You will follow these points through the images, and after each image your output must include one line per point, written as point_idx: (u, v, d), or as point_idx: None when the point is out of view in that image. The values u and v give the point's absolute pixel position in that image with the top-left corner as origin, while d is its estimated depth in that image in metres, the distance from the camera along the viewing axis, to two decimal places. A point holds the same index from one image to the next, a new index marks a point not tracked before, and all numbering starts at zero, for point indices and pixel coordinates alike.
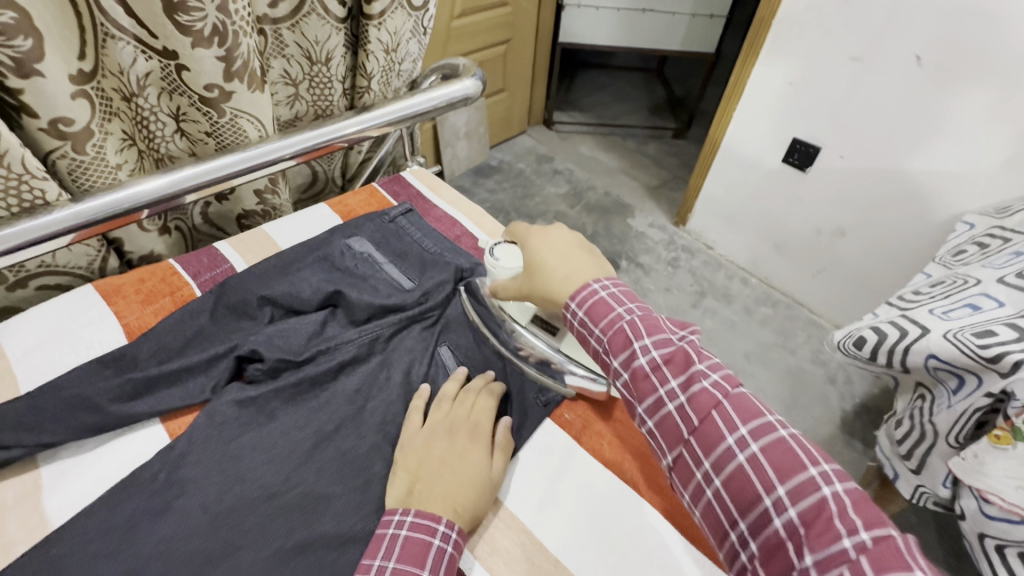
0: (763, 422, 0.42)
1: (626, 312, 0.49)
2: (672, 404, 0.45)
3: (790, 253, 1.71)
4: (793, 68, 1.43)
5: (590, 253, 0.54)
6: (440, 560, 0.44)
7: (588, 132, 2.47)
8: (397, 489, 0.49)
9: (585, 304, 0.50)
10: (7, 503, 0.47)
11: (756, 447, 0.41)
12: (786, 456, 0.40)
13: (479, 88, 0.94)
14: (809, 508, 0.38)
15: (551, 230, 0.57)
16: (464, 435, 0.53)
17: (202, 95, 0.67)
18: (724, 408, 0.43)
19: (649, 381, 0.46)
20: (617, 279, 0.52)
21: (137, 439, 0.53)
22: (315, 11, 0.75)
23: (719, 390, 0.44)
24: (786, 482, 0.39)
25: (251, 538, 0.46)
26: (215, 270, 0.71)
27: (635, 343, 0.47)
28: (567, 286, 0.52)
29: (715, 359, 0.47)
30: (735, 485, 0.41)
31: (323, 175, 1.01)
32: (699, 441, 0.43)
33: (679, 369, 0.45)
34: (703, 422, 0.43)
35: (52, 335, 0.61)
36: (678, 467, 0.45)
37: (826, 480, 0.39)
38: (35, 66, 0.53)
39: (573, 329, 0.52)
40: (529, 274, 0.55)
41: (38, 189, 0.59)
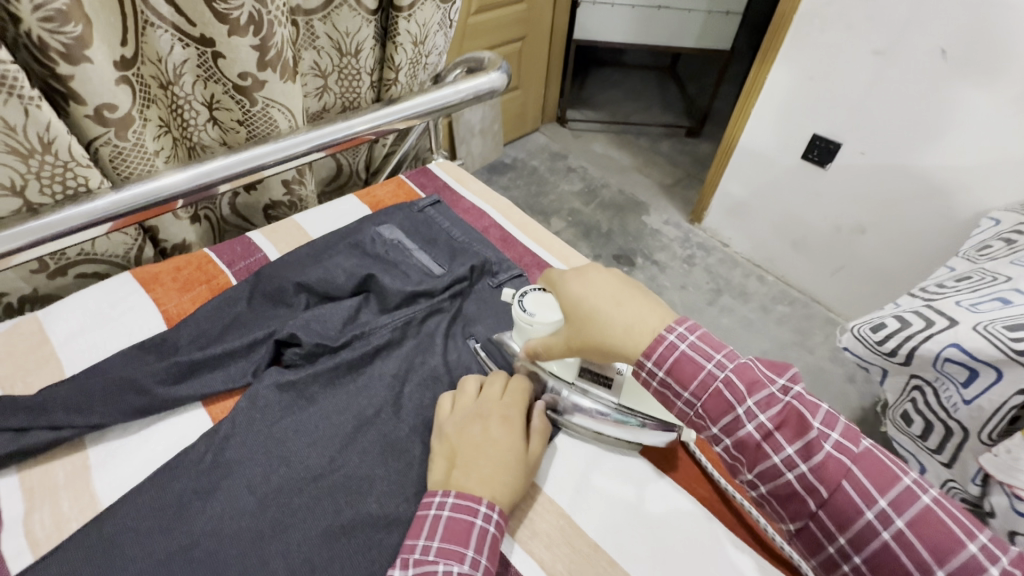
0: (903, 489, 0.40)
1: (716, 368, 0.44)
2: (792, 473, 0.42)
3: (808, 251, 1.70)
4: (814, 64, 1.42)
5: (638, 292, 0.49)
6: (483, 540, 0.44)
7: (602, 130, 2.47)
8: (436, 472, 0.49)
9: (665, 364, 0.45)
10: (60, 482, 0.49)
11: (901, 520, 0.39)
12: (935, 527, 0.39)
13: (505, 82, 0.94)
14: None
15: (588, 271, 0.51)
16: (500, 417, 0.53)
17: (237, 83, 0.68)
18: (853, 475, 0.41)
19: (763, 451, 0.43)
20: (686, 319, 0.47)
21: (182, 421, 0.54)
22: (346, 2, 0.76)
23: (847, 455, 0.42)
24: (942, 557, 0.38)
25: (298, 517, 0.47)
26: (249, 259, 0.72)
27: (738, 409, 0.43)
28: (631, 338, 0.46)
29: (823, 407, 0.44)
30: (881, 564, 0.40)
31: (347, 167, 1.02)
32: (829, 515, 0.41)
33: (793, 434, 0.42)
34: (833, 494, 0.41)
35: (95, 321, 0.62)
36: (802, 533, 0.44)
37: (986, 553, 0.38)
38: (84, 54, 0.54)
39: (646, 383, 0.48)
40: (580, 327, 0.50)
41: (82, 177, 0.60)
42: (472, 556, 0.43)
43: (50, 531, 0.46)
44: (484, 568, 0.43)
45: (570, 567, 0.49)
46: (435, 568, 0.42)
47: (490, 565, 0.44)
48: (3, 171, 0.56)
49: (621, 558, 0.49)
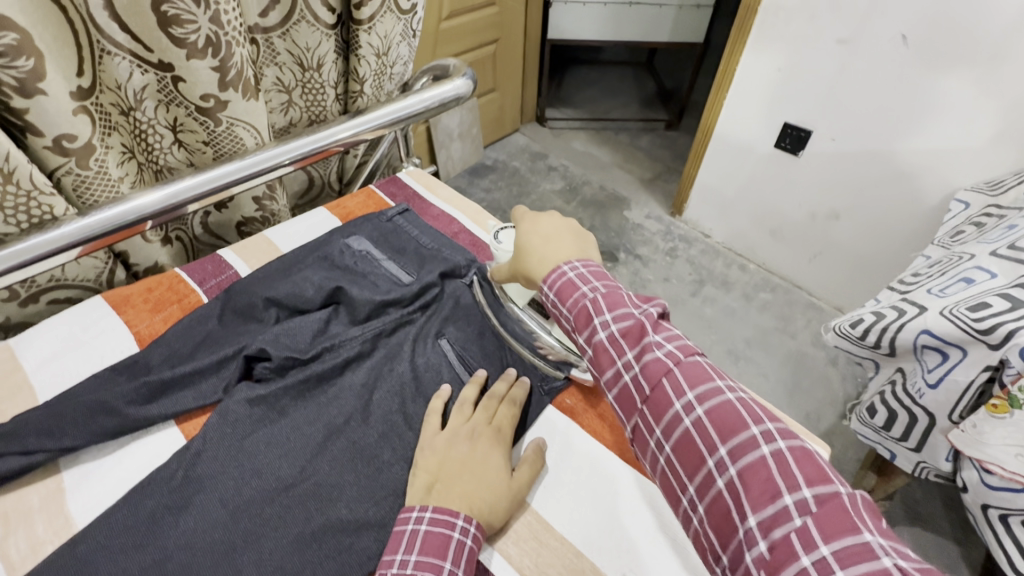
0: (712, 388, 0.43)
1: (589, 291, 0.49)
2: (628, 374, 0.45)
3: (786, 238, 1.72)
4: (781, 55, 1.44)
5: (577, 238, 0.55)
6: (460, 552, 0.45)
7: (581, 128, 2.49)
8: (417, 488, 0.50)
9: (555, 288, 0.50)
10: (34, 506, 0.50)
11: (701, 411, 0.42)
12: (729, 419, 0.41)
13: (470, 88, 0.96)
14: (748, 466, 0.39)
15: (543, 216, 0.57)
16: (486, 440, 0.54)
17: (198, 105, 0.69)
18: (675, 376, 0.44)
19: (608, 354, 0.46)
20: (588, 260, 0.53)
21: (155, 440, 0.55)
22: (305, 19, 0.77)
23: (672, 358, 0.44)
24: (730, 445, 0.40)
25: (270, 523, 0.48)
26: (220, 276, 0.73)
27: (596, 319, 0.47)
28: (544, 269, 0.53)
29: (674, 330, 0.48)
30: (683, 451, 0.42)
31: (319, 179, 1.03)
32: (651, 409, 0.44)
33: (634, 341, 0.46)
34: (653, 390, 0.44)
35: (67, 345, 0.63)
36: (637, 437, 0.46)
37: (766, 440, 0.39)
38: (38, 86, 0.55)
39: (546, 309, 0.53)
40: (517, 258, 0.57)
41: (46, 204, 0.61)
42: (448, 568, 0.44)
43: (25, 552, 0.47)
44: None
45: (535, 560, 0.50)
46: None
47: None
48: None
49: (585, 547, 0.51)
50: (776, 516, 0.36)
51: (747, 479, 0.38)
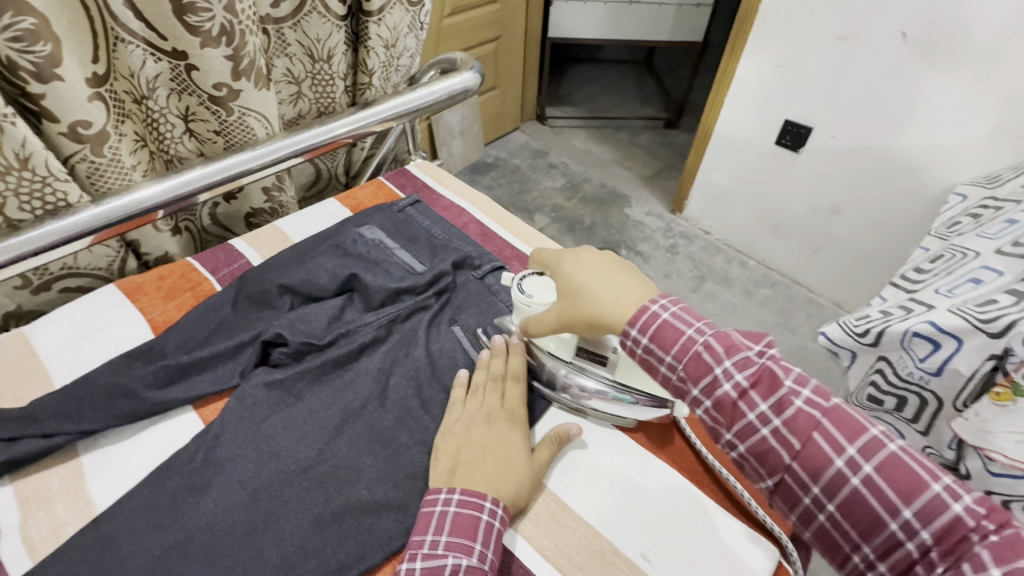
0: (871, 437, 0.39)
1: (697, 333, 0.44)
2: (766, 429, 0.42)
3: (786, 234, 1.74)
4: (782, 52, 1.46)
5: (627, 269, 0.50)
6: (489, 534, 0.46)
7: (581, 126, 2.50)
8: (440, 470, 0.50)
9: (649, 332, 0.46)
10: (54, 489, 0.50)
11: (869, 467, 0.39)
12: (901, 472, 0.38)
13: (478, 81, 0.96)
14: (935, 522, 0.36)
15: (581, 253, 0.53)
16: (503, 422, 0.54)
17: (212, 94, 0.69)
18: (826, 429, 0.40)
19: (738, 408, 0.42)
20: (670, 294, 0.48)
21: (173, 424, 0.55)
22: (316, 10, 0.77)
23: (816, 407, 0.41)
24: (911, 504, 0.37)
25: (291, 504, 0.49)
26: (232, 265, 0.73)
27: (715, 368, 0.43)
28: (620, 314, 0.47)
29: (798, 370, 0.44)
30: (851, 510, 0.39)
31: (327, 172, 1.03)
32: (803, 465, 0.41)
33: (767, 391, 0.42)
34: (805, 446, 0.41)
35: (81, 332, 0.63)
36: (780, 491, 0.43)
37: (952, 494, 0.36)
38: (55, 72, 0.55)
39: (631, 355, 0.48)
40: (571, 302, 0.51)
41: (61, 192, 0.61)
42: (479, 549, 0.45)
43: (47, 535, 0.47)
44: (491, 560, 0.45)
45: (555, 540, 0.51)
46: (443, 561, 0.43)
47: (495, 558, 0.46)
48: None
49: (603, 528, 0.52)
50: (973, 571, 0.34)
51: (942, 538, 0.36)
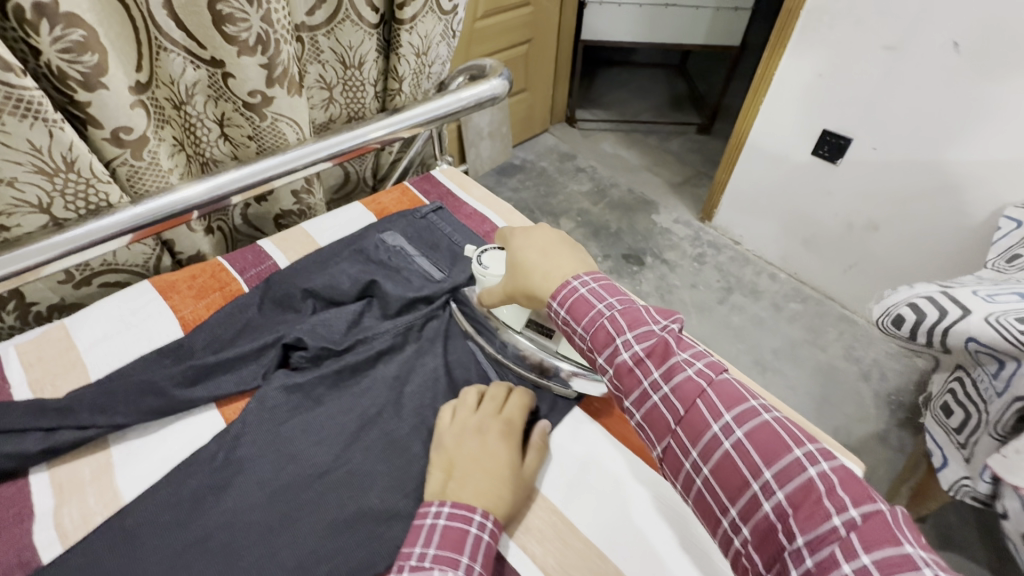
0: (747, 408, 0.44)
1: (605, 308, 0.50)
2: (656, 396, 0.46)
3: (820, 248, 1.68)
4: (822, 60, 1.41)
5: (570, 249, 0.56)
6: (476, 547, 0.45)
7: (611, 130, 2.48)
8: (432, 483, 0.50)
9: (567, 305, 0.51)
10: (86, 479, 0.52)
11: (741, 433, 0.43)
12: (769, 440, 0.42)
13: (506, 88, 0.97)
14: (797, 489, 0.39)
15: (533, 231, 0.60)
16: (496, 431, 0.54)
17: (246, 101, 0.71)
18: (708, 397, 0.45)
19: (634, 374, 0.47)
20: (597, 273, 0.54)
21: (197, 421, 0.57)
22: (349, 18, 0.78)
23: (704, 379, 0.46)
24: (772, 466, 0.41)
25: (305, 507, 0.50)
26: (259, 266, 0.75)
27: (617, 338, 0.48)
28: (548, 285, 0.54)
29: (692, 346, 0.49)
30: (723, 475, 0.43)
31: (354, 175, 1.05)
32: (686, 430, 0.45)
33: (660, 361, 0.47)
34: (688, 411, 0.45)
35: (116, 327, 0.66)
36: (668, 458, 0.47)
37: (810, 460, 0.40)
38: (101, 81, 0.56)
39: (557, 328, 0.53)
40: (512, 275, 0.58)
41: (103, 193, 0.64)
42: (466, 562, 0.44)
43: (77, 522, 0.49)
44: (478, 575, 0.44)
45: (561, 560, 0.51)
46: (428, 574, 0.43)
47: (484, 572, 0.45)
48: (31, 190, 0.59)
49: (610, 551, 0.52)
50: (828, 539, 0.36)
51: (799, 501, 0.39)
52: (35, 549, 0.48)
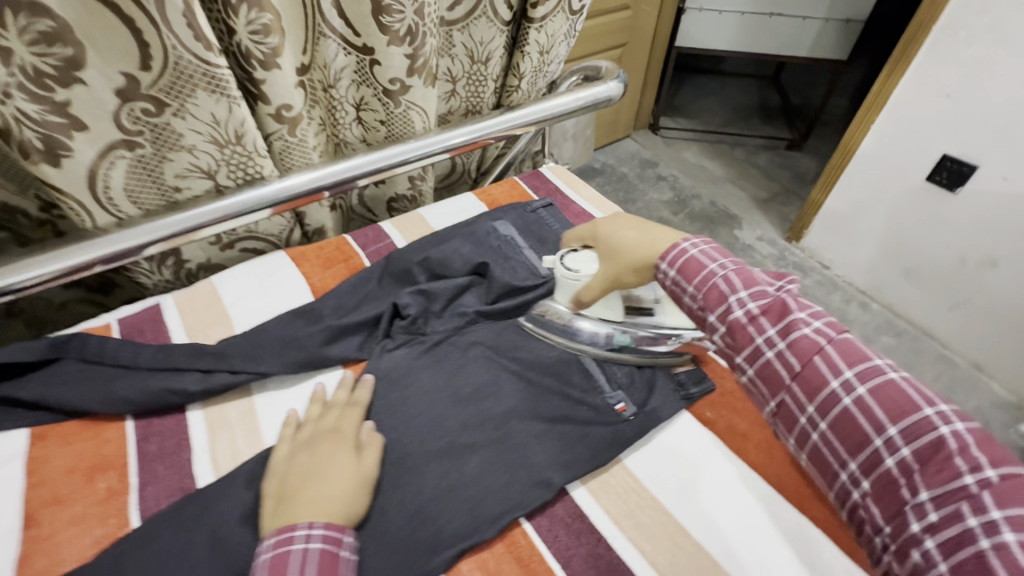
0: (872, 366, 0.43)
1: (718, 268, 0.51)
2: (771, 352, 0.47)
3: (924, 280, 1.57)
4: (952, 79, 1.31)
5: (655, 223, 0.60)
6: (309, 558, 0.43)
7: (695, 139, 2.42)
8: (265, 515, 0.48)
9: (677, 265, 0.53)
10: (233, 420, 0.58)
11: (863, 389, 0.43)
12: (895, 397, 0.42)
13: (621, 91, 0.97)
14: (926, 447, 0.39)
15: (616, 219, 0.63)
16: (325, 444, 0.53)
17: (386, 87, 0.75)
18: (827, 354, 0.45)
19: (747, 331, 0.48)
20: (704, 238, 0.55)
21: (326, 379, 0.62)
22: (485, 15, 0.81)
23: (823, 335, 0.46)
24: (899, 423, 0.41)
25: (423, 469, 0.54)
26: (379, 243, 0.80)
27: (730, 297, 0.49)
28: (656, 250, 0.55)
29: (813, 306, 0.49)
30: (842, 430, 0.43)
31: (460, 166, 1.09)
32: (802, 386, 0.45)
33: (776, 318, 0.48)
34: (805, 367, 0.45)
35: (254, 287, 0.72)
36: (781, 413, 0.47)
37: (941, 419, 0.40)
38: (276, 62, 0.61)
39: (664, 288, 0.55)
40: (613, 258, 0.59)
41: (260, 165, 0.69)
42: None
43: (227, 457, 0.55)
44: None
45: (670, 559, 0.51)
46: None
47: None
48: (204, 158, 0.65)
49: (722, 558, 0.51)
50: (955, 494, 0.37)
51: (924, 458, 0.39)
52: (193, 477, 0.53)
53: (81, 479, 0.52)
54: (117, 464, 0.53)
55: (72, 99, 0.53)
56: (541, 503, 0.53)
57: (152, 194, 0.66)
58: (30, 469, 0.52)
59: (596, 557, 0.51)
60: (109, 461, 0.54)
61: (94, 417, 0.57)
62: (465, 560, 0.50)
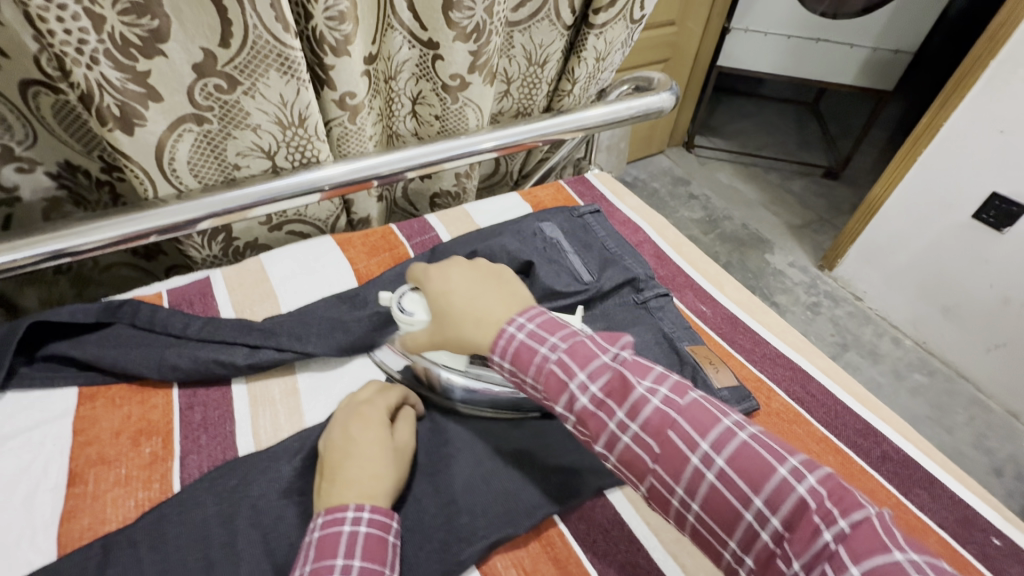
0: (722, 430, 0.39)
1: (551, 351, 0.45)
2: (626, 437, 0.41)
3: (964, 320, 1.52)
4: (1010, 117, 1.27)
5: (493, 282, 0.52)
6: (356, 541, 0.41)
7: (729, 160, 2.40)
8: (314, 496, 0.47)
9: (509, 355, 0.46)
10: (276, 397, 0.58)
11: (722, 460, 0.38)
12: (752, 462, 0.38)
13: (672, 103, 0.97)
14: (792, 512, 0.35)
15: (450, 269, 0.55)
16: (360, 421, 0.51)
17: (446, 83, 0.76)
18: (680, 426, 0.40)
19: (597, 419, 0.42)
20: (532, 309, 0.49)
21: (368, 364, 0.62)
22: (548, 18, 0.81)
23: (672, 406, 0.41)
24: (762, 490, 0.37)
25: (465, 461, 0.53)
26: (424, 236, 0.80)
27: (569, 384, 0.43)
28: (483, 330, 0.48)
29: (656, 368, 0.44)
30: (714, 510, 0.38)
31: (503, 167, 1.09)
32: (665, 469, 0.40)
33: (621, 398, 0.42)
34: (663, 448, 0.40)
35: (298, 270, 0.72)
36: (654, 497, 0.42)
37: (797, 476, 0.36)
38: (347, 48, 0.62)
39: (507, 377, 0.49)
40: (439, 323, 0.51)
41: (316, 149, 0.70)
42: (342, 562, 0.40)
43: (270, 433, 0.55)
44: None
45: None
46: None
47: (369, 565, 0.41)
48: (265, 138, 0.66)
49: None
50: (822, 560, 0.33)
51: (792, 525, 0.35)
52: (236, 449, 0.54)
53: (127, 443, 0.53)
54: (162, 431, 0.54)
55: (152, 70, 0.54)
56: (581, 508, 0.52)
57: (212, 169, 0.67)
58: (79, 428, 0.53)
59: (636, 566, 0.49)
60: (154, 427, 0.54)
61: (143, 383, 0.58)
62: (499, 555, 0.49)
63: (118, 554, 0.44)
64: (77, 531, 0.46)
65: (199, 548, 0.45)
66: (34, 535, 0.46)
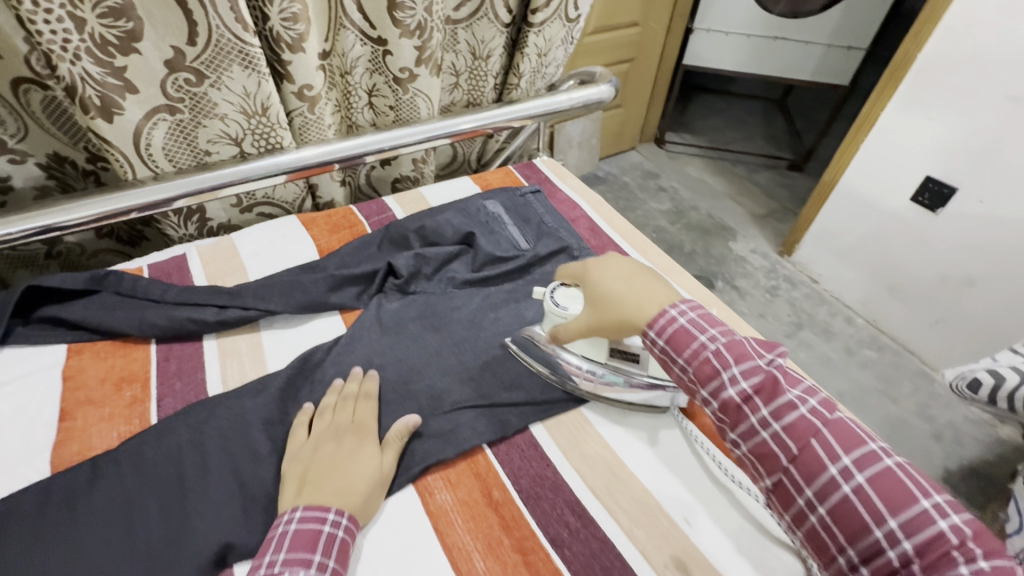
0: (869, 451, 0.42)
1: (709, 341, 0.48)
2: (766, 432, 0.44)
3: (907, 297, 1.63)
4: (937, 107, 1.38)
5: (648, 275, 0.54)
6: (330, 542, 0.47)
7: (698, 154, 2.50)
8: (287, 494, 0.51)
9: (666, 335, 0.49)
10: (243, 349, 0.67)
11: (862, 478, 0.41)
12: (894, 487, 0.40)
13: (612, 94, 1.06)
14: (926, 541, 0.37)
15: (606, 261, 0.57)
16: (350, 438, 0.56)
17: (396, 76, 0.85)
18: (824, 436, 0.43)
19: (741, 411, 0.45)
20: (693, 301, 0.52)
21: (325, 322, 0.71)
22: (488, 17, 0.90)
23: (819, 416, 0.44)
24: (898, 515, 0.38)
25: (405, 398, 0.62)
26: (381, 215, 0.89)
27: (722, 372, 0.46)
28: (644, 310, 0.51)
29: (806, 383, 0.47)
30: (841, 517, 0.40)
31: (461, 156, 1.18)
32: (800, 469, 0.43)
33: (769, 397, 0.45)
34: (802, 451, 0.43)
35: (265, 246, 0.81)
36: (777, 491, 0.45)
37: (939, 512, 0.38)
38: (301, 45, 0.71)
39: (654, 357, 0.52)
40: (600, 307, 0.54)
41: (280, 136, 0.79)
42: (318, 559, 0.45)
43: (236, 378, 0.64)
44: None
45: (605, 484, 0.58)
46: None
47: (339, 567, 0.46)
48: (233, 126, 0.75)
49: (650, 484, 0.58)
50: None
51: (924, 553, 0.37)
52: (206, 390, 0.62)
53: (111, 388, 0.61)
54: (141, 378, 0.62)
55: (128, 65, 0.63)
56: (505, 434, 0.61)
57: (185, 154, 0.75)
58: (68, 375, 0.61)
59: (548, 480, 0.58)
60: (134, 375, 0.62)
61: (124, 340, 0.66)
62: (430, 472, 0.57)
63: (103, 470, 0.52)
64: (67, 455, 0.55)
65: (173, 465, 0.53)
66: (30, 459, 0.54)
